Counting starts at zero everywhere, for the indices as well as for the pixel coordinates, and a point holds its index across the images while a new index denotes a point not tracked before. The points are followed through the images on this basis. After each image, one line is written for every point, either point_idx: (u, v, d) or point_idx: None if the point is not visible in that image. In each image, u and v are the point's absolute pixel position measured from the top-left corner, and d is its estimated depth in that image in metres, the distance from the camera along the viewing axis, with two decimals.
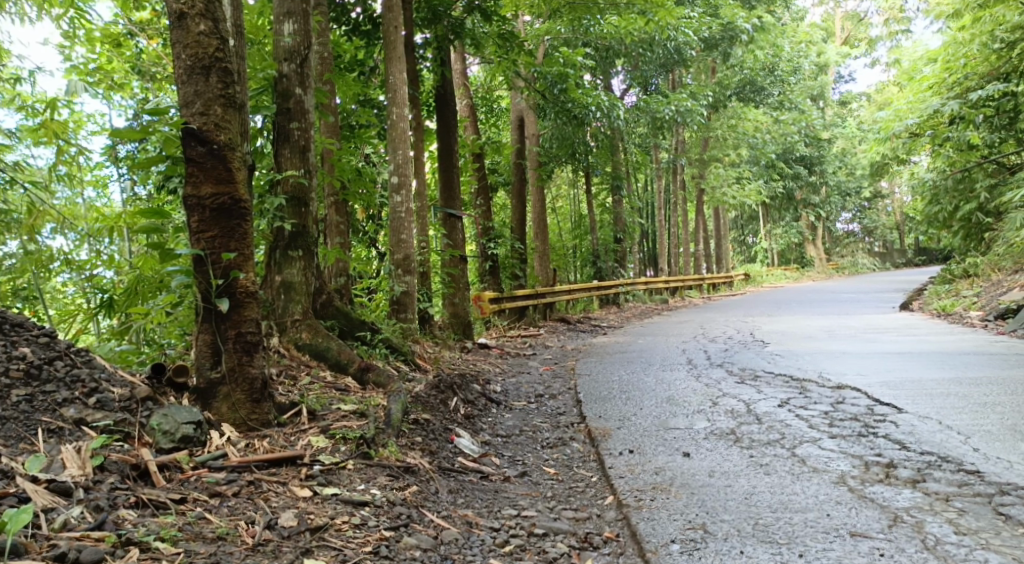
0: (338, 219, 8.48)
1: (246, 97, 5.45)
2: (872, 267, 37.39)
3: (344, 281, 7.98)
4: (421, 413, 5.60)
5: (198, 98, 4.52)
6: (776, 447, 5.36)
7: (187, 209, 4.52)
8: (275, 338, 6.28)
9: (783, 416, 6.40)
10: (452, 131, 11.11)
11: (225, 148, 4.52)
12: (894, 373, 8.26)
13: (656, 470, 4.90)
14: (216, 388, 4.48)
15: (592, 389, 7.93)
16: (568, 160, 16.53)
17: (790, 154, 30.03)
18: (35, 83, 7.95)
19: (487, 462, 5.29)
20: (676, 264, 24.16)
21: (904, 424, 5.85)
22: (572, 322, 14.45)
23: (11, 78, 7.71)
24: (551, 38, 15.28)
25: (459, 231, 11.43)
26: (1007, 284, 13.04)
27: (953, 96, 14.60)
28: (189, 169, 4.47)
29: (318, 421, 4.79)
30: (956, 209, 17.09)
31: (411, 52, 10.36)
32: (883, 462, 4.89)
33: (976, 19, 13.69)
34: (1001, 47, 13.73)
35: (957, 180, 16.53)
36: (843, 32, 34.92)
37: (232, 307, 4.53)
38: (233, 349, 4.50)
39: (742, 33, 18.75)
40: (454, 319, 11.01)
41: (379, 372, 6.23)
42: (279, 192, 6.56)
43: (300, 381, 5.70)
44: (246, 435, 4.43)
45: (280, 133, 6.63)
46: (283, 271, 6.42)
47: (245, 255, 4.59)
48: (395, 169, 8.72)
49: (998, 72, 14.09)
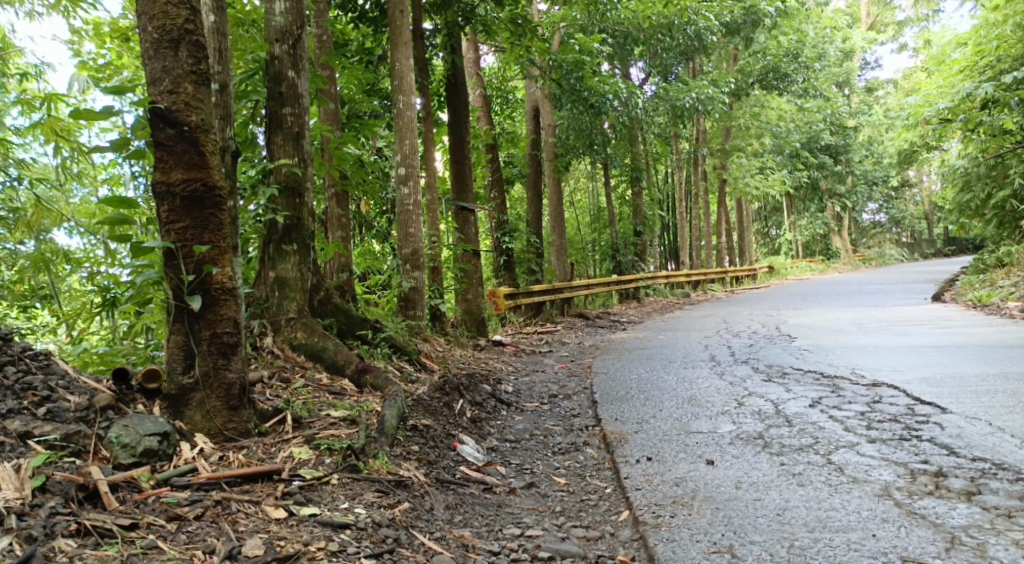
0: (340, 212, 8.03)
1: (229, 78, 5.06)
2: (900, 258, 36.54)
3: (346, 277, 7.54)
4: (420, 418, 5.16)
5: (167, 75, 4.10)
6: (809, 454, 4.89)
7: (157, 198, 4.11)
8: (268, 338, 5.88)
9: (815, 418, 5.93)
10: (463, 121, 10.59)
11: (196, 131, 4.12)
12: (932, 369, 7.75)
13: (676, 481, 4.44)
14: (189, 395, 4.08)
15: (609, 389, 7.48)
16: (586, 151, 16.04)
17: (814, 143, 29.36)
18: (44, 80, 7.62)
19: (492, 472, 4.86)
20: (698, 257, 23.62)
21: (950, 426, 5.45)
22: (590, 317, 13.99)
23: (18, 74, 7.39)
24: (567, 25, 14.82)
25: (472, 224, 10.89)
26: None
27: (985, 80, 13.97)
28: (158, 153, 4.07)
29: (303, 429, 4.37)
30: (989, 196, 16.52)
31: (419, 39, 9.91)
32: (931, 471, 4.43)
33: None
34: None
35: (989, 167, 15.97)
36: (869, 18, 34.06)
37: (207, 306, 4.13)
38: (207, 351, 4.10)
39: (765, 18, 18.12)
40: (467, 316, 10.59)
41: (377, 374, 5.72)
42: (271, 182, 6.14)
43: (291, 385, 5.30)
44: (221, 446, 4.01)
45: (273, 119, 6.20)
46: (276, 266, 6.01)
47: (220, 247, 4.18)
48: (401, 160, 8.27)
49: None
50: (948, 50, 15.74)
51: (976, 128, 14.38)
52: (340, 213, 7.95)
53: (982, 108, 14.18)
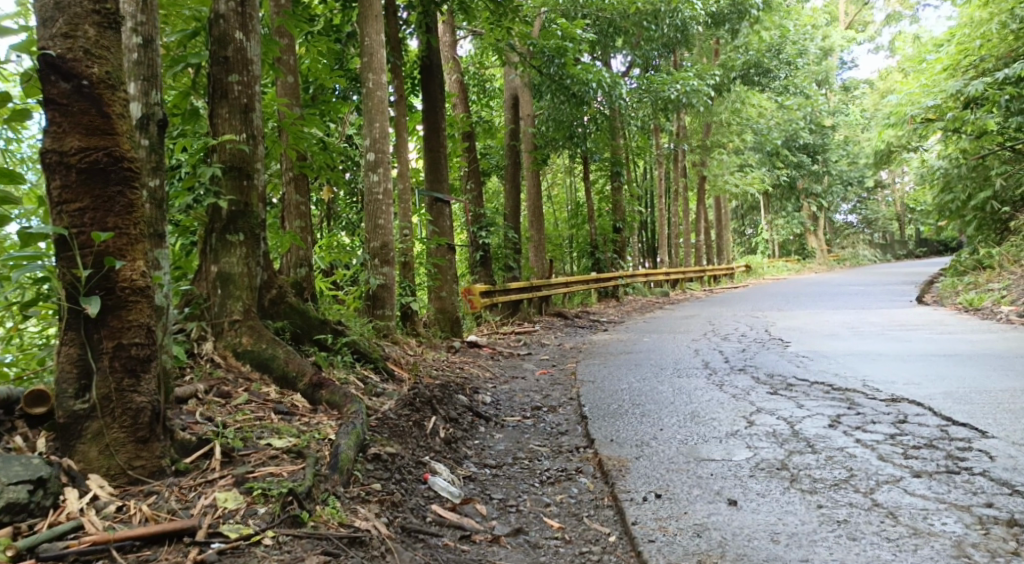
0: (299, 199, 7.05)
1: (156, 31, 4.11)
2: (873, 259, 36.16)
3: (305, 273, 6.62)
4: (385, 445, 4.31)
5: (61, 14, 3.22)
6: (848, 491, 4.12)
7: (46, 170, 3.24)
8: (207, 343, 5.00)
9: (841, 441, 5.17)
10: (440, 105, 9.61)
11: (99, 86, 3.26)
12: (948, 382, 7.05)
13: (697, 530, 3.70)
14: (81, 425, 3.26)
15: (599, 401, 6.63)
16: (566, 144, 15.14)
17: (793, 141, 28.75)
18: None
19: (471, 511, 4.05)
20: (678, 255, 22.90)
21: (1000, 454, 4.73)
22: (569, 316, 13.16)
23: None
24: (548, 9, 13.89)
25: (447, 217, 9.98)
26: None
27: (969, 79, 13.35)
28: (49, 114, 3.21)
29: (234, 466, 3.55)
30: (970, 198, 15.60)
31: (392, 15, 8.89)
32: (1002, 519, 3.71)
33: None
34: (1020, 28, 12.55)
35: (970, 167, 15.24)
36: (846, 18, 33.55)
37: (109, 309, 3.28)
38: (110, 369, 3.28)
39: (752, 8, 17.28)
40: (441, 315, 9.70)
41: (335, 389, 4.84)
42: (214, 160, 5.22)
43: (230, 402, 4.45)
44: (123, 492, 3.23)
45: (216, 88, 5.26)
46: (219, 259, 5.11)
47: (130, 236, 3.33)
48: (370, 145, 7.36)
49: (1016, 54, 12.91)
50: (926, 49, 15.13)
51: (960, 127, 13.75)
52: (299, 200, 6.96)
53: (967, 106, 13.49)
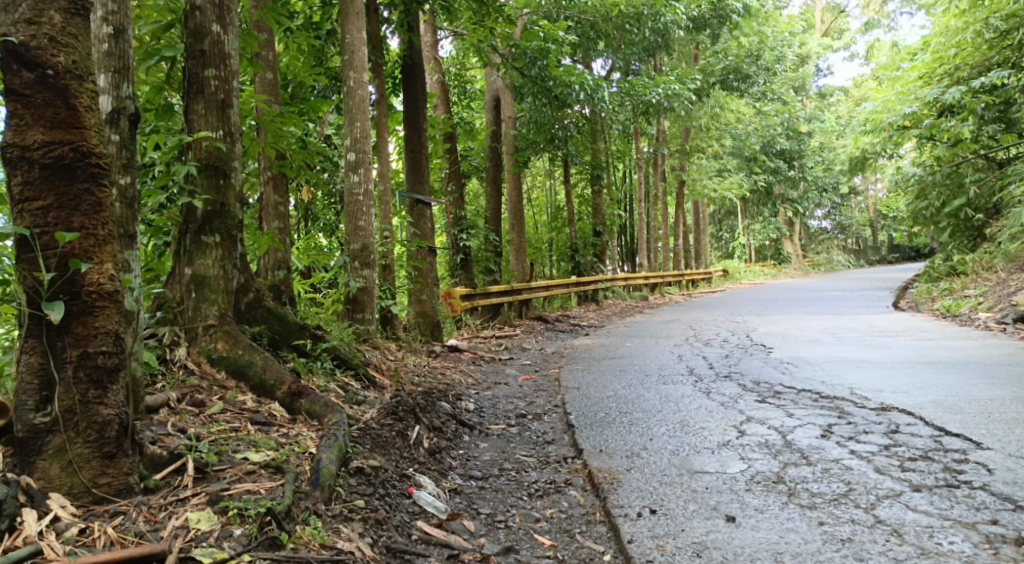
0: (278, 200, 6.81)
1: (128, 20, 3.89)
2: (845, 264, 36.43)
3: (283, 275, 6.40)
4: (368, 458, 4.12)
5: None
6: (848, 506, 3.98)
7: (6, 166, 3.03)
8: (179, 349, 4.77)
9: (835, 451, 5.03)
10: (421, 105, 9.37)
11: (65, 76, 3.05)
12: (935, 390, 6.95)
13: (696, 550, 3.56)
14: (42, 441, 3.05)
15: (586, 409, 6.45)
16: (546, 147, 14.98)
17: (770, 147, 28.78)
18: None
19: (459, 528, 3.87)
20: (657, 259, 22.83)
21: (997, 467, 4.62)
22: (550, 320, 13.00)
23: None
24: (529, 10, 13.79)
25: (427, 219, 9.78)
26: (1014, 284, 11.76)
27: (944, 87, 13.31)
28: (10, 104, 3.00)
29: (208, 482, 3.35)
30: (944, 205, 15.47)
31: (375, 13, 8.68)
32: (1009, 537, 3.60)
33: (972, 5, 12.45)
34: (994, 37, 12.41)
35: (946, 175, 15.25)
36: (823, 26, 33.68)
37: (74, 314, 3.07)
38: (73, 381, 3.08)
39: (732, 14, 17.23)
40: (421, 318, 9.50)
41: (315, 398, 4.62)
42: (189, 158, 4.98)
43: (205, 412, 4.23)
44: (86, 512, 3.04)
45: (192, 83, 5.03)
46: (193, 261, 4.87)
47: (97, 237, 3.12)
48: (351, 145, 7.14)
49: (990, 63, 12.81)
50: (902, 57, 15.10)
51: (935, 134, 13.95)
52: (278, 200, 6.74)
53: (942, 114, 13.74)
